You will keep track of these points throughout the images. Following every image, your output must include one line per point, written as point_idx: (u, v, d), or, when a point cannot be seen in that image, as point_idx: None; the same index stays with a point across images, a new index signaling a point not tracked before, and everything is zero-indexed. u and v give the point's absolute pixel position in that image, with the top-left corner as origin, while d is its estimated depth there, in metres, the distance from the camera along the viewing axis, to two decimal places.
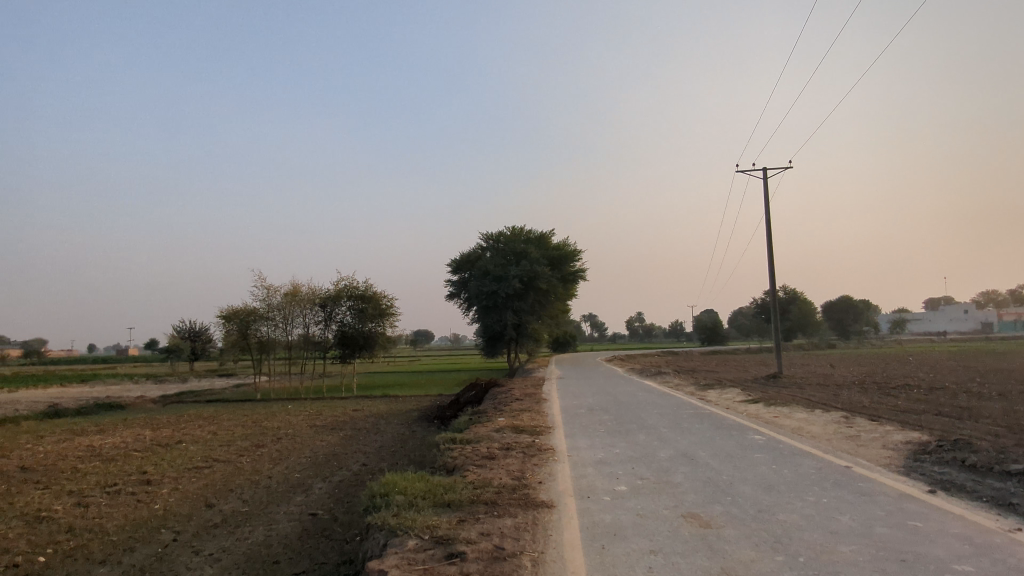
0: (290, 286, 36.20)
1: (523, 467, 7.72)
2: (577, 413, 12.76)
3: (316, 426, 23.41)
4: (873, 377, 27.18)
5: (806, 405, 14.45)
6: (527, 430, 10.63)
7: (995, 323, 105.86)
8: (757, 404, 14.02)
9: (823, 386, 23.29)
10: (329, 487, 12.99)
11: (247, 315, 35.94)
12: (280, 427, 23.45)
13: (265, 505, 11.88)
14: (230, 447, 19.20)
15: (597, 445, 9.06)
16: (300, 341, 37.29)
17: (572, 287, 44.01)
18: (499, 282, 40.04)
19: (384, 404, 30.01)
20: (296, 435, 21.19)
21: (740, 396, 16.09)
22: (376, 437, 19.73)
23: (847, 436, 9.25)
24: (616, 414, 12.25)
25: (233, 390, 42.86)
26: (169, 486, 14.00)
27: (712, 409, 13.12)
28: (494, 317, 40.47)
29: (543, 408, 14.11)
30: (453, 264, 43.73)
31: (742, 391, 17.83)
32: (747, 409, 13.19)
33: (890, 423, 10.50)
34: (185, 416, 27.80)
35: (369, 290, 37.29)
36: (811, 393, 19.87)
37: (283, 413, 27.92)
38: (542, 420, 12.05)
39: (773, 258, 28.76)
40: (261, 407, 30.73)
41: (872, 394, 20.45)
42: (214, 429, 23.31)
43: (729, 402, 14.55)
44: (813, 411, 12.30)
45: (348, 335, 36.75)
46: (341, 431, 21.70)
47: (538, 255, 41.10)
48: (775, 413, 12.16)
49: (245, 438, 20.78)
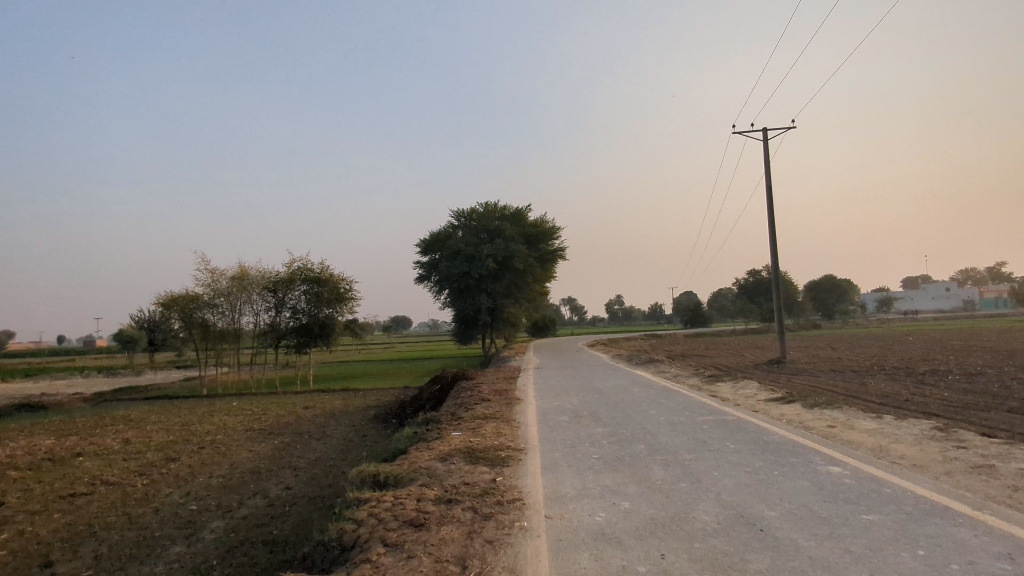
0: (238, 268, 32.47)
1: (464, 553, 4.37)
2: (562, 424, 9.53)
3: (253, 430, 19.85)
4: (889, 362, 24.29)
5: (853, 403, 11.34)
6: (487, 458, 7.32)
7: (979, 302, 105.05)
8: (791, 404, 10.82)
9: (843, 374, 20.24)
10: (225, 531, 9.46)
11: (189, 302, 31.90)
12: (210, 432, 19.82)
13: (121, 564, 8.31)
14: (133, 462, 15.54)
15: (592, 492, 5.76)
16: (250, 330, 33.74)
17: (551, 267, 40.68)
18: (471, 263, 36.62)
19: (341, 399, 26.55)
20: (224, 443, 17.67)
21: (760, 391, 13.00)
22: (318, 446, 16.33)
23: (976, 466, 6.10)
24: (613, 427, 8.96)
25: (179, 385, 38.86)
26: (15, 528, 10.31)
27: (736, 414, 9.94)
28: (466, 300, 37.08)
29: (514, 416, 10.79)
30: (421, 244, 40.14)
31: (757, 384, 14.71)
32: (783, 411, 10.05)
33: (1007, 439, 7.34)
34: (107, 418, 24.06)
35: (325, 272, 33.50)
36: (833, 384, 16.87)
37: (223, 412, 24.33)
38: (509, 438, 8.70)
39: (774, 230, 25.82)
40: (202, 405, 27.07)
41: (904, 383, 17.49)
42: (129, 435, 19.55)
43: (751, 402, 11.37)
44: (877, 416, 9.20)
45: (302, 323, 33.05)
46: (279, 437, 18.24)
47: (513, 233, 37.70)
48: (828, 420, 8.98)
49: (159, 449, 17.09)
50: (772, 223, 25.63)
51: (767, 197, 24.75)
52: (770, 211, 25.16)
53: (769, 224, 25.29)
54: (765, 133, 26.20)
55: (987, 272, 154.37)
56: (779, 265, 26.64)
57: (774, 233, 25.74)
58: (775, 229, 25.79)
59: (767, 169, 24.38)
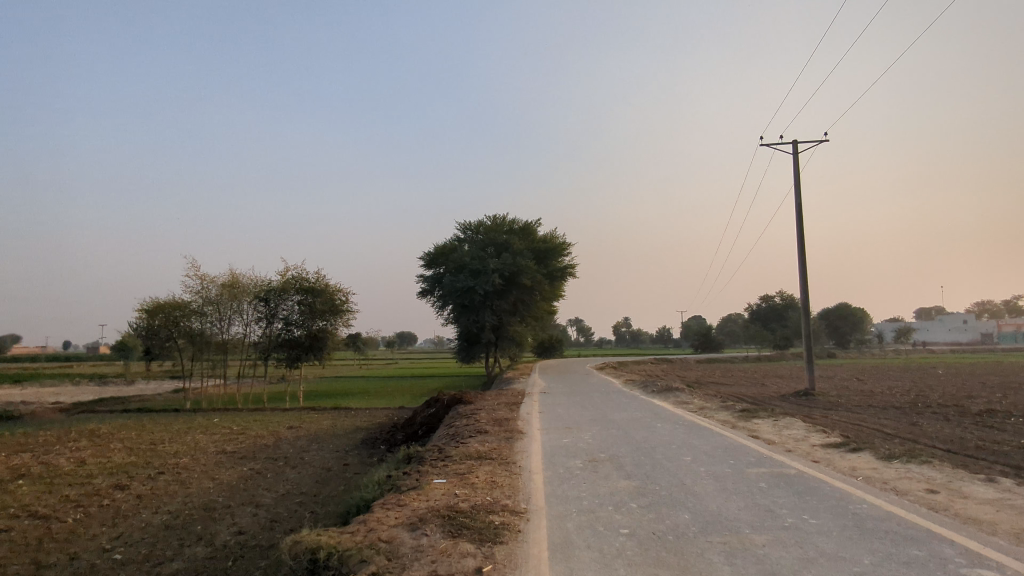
0: (227, 275, 30.57)
1: None
2: (577, 472, 7.50)
3: (226, 453, 17.84)
4: (931, 398, 22.07)
5: (933, 454, 9.23)
6: (476, 529, 5.28)
7: (996, 335, 102.28)
8: (858, 453, 8.73)
9: (887, 411, 18.04)
10: None
11: (174, 309, 30.10)
12: (177, 453, 17.82)
13: None
14: (78, 488, 13.53)
15: None
16: (239, 341, 31.83)
17: (559, 284, 38.67)
18: (476, 278, 34.67)
19: (330, 419, 24.49)
20: (187, 468, 15.63)
21: (809, 433, 10.93)
22: (289, 476, 14.27)
23: None
24: (643, 480, 6.93)
25: (165, 397, 36.91)
26: None
27: (795, 466, 7.88)
28: (470, 317, 35.07)
29: (514, 456, 8.74)
30: (425, 257, 38.24)
31: (800, 423, 12.60)
32: (856, 465, 7.96)
33: None
34: (76, 432, 22.18)
35: (321, 282, 31.56)
36: (880, 423, 14.74)
37: (200, 429, 22.37)
38: (505, 493, 6.62)
39: (803, 250, 23.80)
40: (179, 421, 25.08)
41: (962, 425, 15.31)
42: (88, 454, 17.57)
43: (805, 448, 9.29)
44: (984, 478, 7.13)
45: (293, 336, 31.10)
46: (251, 463, 16.23)
47: (521, 247, 35.81)
48: (922, 481, 6.92)
49: (112, 473, 15.04)
50: (802, 243, 23.61)
51: (797, 214, 22.87)
52: (800, 229, 23.16)
53: (798, 243, 23.26)
54: (794, 145, 24.36)
55: (1003, 305, 151.20)
56: (807, 288, 24.54)
57: (803, 254, 23.72)
58: (805, 249, 23.75)
59: (798, 182, 22.52)
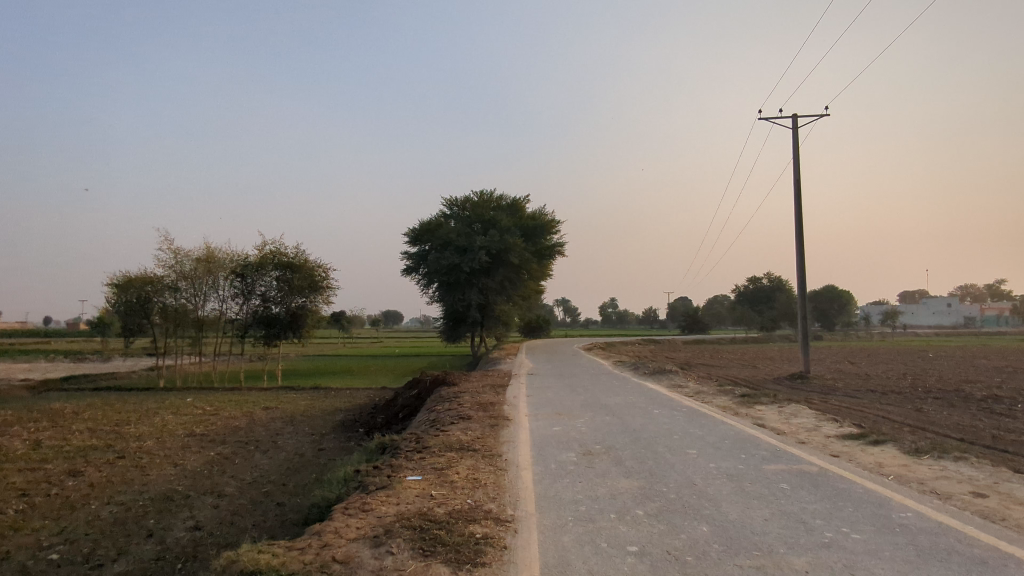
0: (203, 249, 29.27)
1: None
2: (573, 469, 6.58)
3: (195, 436, 16.80)
4: (929, 382, 21.41)
5: (959, 447, 8.42)
6: (452, 546, 4.33)
7: (980, 318, 102.89)
8: (880, 447, 7.90)
9: (889, 395, 17.34)
10: None
11: (146, 284, 28.82)
12: (143, 435, 16.77)
13: None
14: (26, 474, 12.47)
15: None
16: (214, 318, 30.62)
17: (547, 263, 37.67)
18: (462, 255, 33.58)
19: (309, 400, 23.52)
20: (150, 452, 14.59)
21: (819, 421, 10.11)
22: (259, 462, 13.27)
23: None
24: (647, 479, 6.03)
25: (140, 375, 35.72)
26: None
27: (815, 461, 7.02)
28: (455, 295, 34.02)
29: (500, 448, 7.79)
30: (410, 234, 37.04)
31: (806, 409, 11.80)
32: (883, 460, 7.11)
33: None
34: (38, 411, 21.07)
35: (300, 257, 30.31)
36: (885, 409, 13.99)
37: (171, 409, 21.34)
38: (489, 495, 5.67)
39: (800, 228, 22.97)
40: (150, 400, 23.97)
41: (969, 411, 14.63)
42: (46, 436, 16.49)
43: (819, 439, 8.47)
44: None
45: (271, 312, 29.95)
46: (220, 447, 15.24)
47: (509, 224, 34.70)
48: (965, 482, 6.08)
49: (67, 458, 13.99)
50: (799, 221, 22.78)
51: (795, 191, 22.03)
52: (799, 207, 22.30)
53: (796, 221, 22.43)
54: (794, 119, 23.47)
55: (985, 289, 152.29)
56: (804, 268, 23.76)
57: (801, 232, 22.88)
58: (802, 227, 22.92)
59: (796, 158, 21.64)
